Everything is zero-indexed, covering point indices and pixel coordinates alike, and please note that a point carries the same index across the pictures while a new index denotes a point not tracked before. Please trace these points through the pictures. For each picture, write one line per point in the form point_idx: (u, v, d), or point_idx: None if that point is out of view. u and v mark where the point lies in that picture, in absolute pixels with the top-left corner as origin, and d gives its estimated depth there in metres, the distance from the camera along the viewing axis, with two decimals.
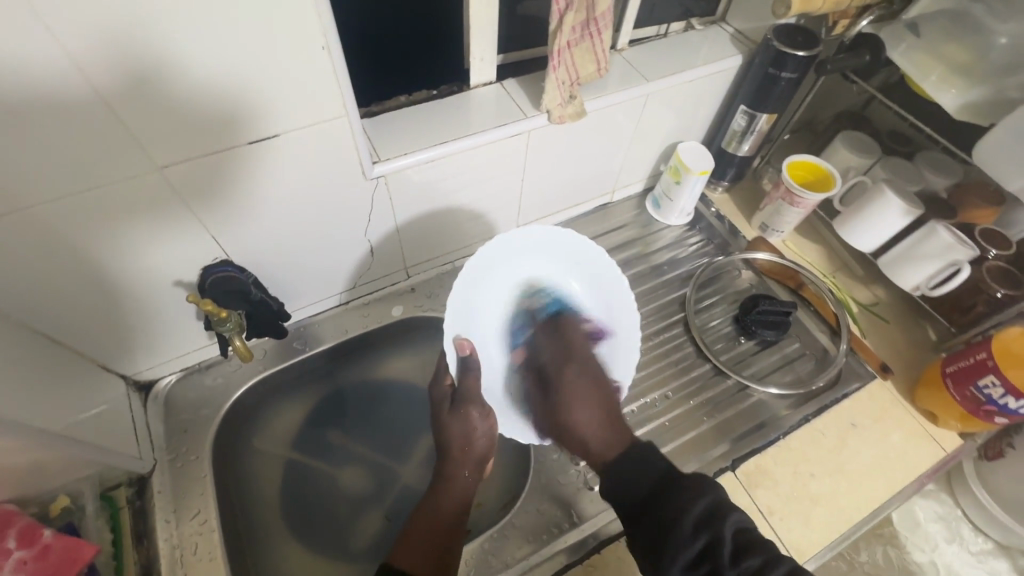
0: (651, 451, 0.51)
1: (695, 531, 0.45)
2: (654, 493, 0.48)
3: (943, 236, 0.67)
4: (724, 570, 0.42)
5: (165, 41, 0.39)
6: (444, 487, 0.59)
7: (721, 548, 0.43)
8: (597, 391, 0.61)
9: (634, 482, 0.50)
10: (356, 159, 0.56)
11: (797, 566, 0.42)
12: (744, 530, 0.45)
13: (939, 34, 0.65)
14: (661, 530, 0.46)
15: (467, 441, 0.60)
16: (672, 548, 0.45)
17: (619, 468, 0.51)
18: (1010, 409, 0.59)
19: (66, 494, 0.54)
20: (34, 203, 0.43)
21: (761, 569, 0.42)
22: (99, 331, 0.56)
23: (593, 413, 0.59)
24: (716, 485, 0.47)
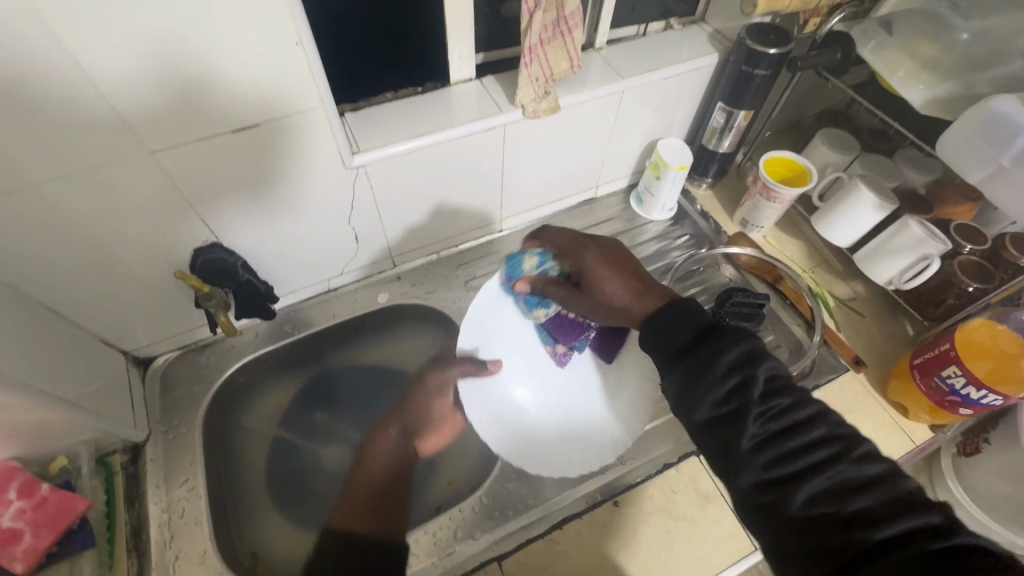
0: (693, 305, 0.51)
1: (732, 371, 0.45)
2: (692, 339, 0.48)
3: (913, 230, 0.68)
4: (754, 407, 0.44)
5: (153, 37, 0.43)
6: (393, 451, 0.71)
7: (754, 387, 0.45)
8: (616, 258, 0.61)
9: (676, 331, 0.50)
10: (336, 149, 0.60)
11: (821, 407, 0.45)
12: (778, 374, 0.46)
13: (910, 32, 0.66)
14: (701, 368, 0.46)
15: (421, 403, 0.75)
16: (707, 386, 0.45)
17: (661, 318, 0.51)
18: (973, 400, 0.59)
19: (63, 455, 0.58)
20: (37, 185, 0.48)
21: (788, 408, 0.44)
22: (100, 306, 0.61)
23: (624, 280, 0.58)
24: (756, 336, 0.48)
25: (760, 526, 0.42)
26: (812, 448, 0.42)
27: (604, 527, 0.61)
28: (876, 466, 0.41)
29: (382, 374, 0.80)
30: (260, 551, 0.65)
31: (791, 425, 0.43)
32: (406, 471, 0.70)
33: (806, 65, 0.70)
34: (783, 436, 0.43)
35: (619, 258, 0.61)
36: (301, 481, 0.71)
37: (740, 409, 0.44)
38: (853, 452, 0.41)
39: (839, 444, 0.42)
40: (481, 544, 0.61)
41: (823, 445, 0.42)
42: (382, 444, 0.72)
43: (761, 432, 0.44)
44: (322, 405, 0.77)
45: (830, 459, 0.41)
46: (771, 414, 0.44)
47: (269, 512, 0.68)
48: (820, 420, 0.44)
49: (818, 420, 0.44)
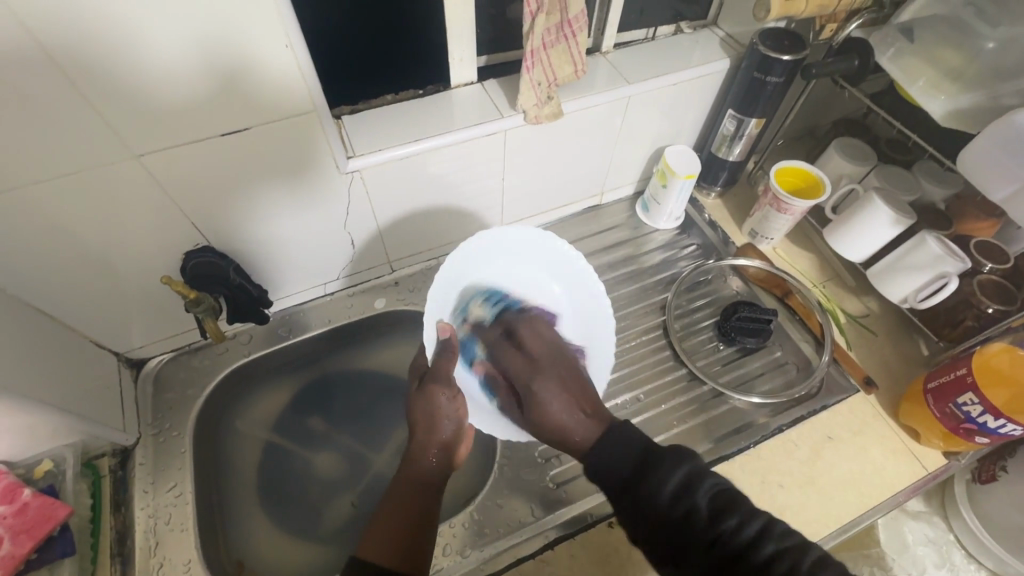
0: (630, 429, 0.51)
1: (673, 500, 0.44)
2: (630, 472, 0.47)
3: (931, 247, 0.65)
4: (703, 535, 0.43)
5: (138, 39, 0.42)
6: (411, 472, 0.55)
7: (701, 509, 0.43)
8: (569, 383, 0.58)
9: (615, 460, 0.49)
10: (329, 154, 0.59)
11: (771, 517, 0.43)
12: (717, 490, 0.45)
13: (933, 40, 0.63)
14: (642, 504, 0.45)
15: (433, 420, 0.56)
16: (659, 519, 0.44)
17: (598, 452, 0.50)
18: (990, 428, 0.57)
19: (48, 459, 0.57)
20: (20, 185, 0.47)
21: (738, 526, 0.42)
22: (90, 307, 0.60)
23: (568, 405, 0.55)
24: (692, 454, 0.47)
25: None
26: (768, 565, 0.40)
27: (598, 549, 0.59)
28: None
29: (377, 381, 0.78)
30: (246, 560, 0.63)
31: (746, 544, 0.41)
32: (433, 499, 0.55)
33: (821, 73, 0.67)
34: (742, 556, 0.41)
35: (567, 382, 0.59)
36: (292, 490, 0.70)
37: (697, 535, 0.43)
38: (806, 563, 0.40)
39: (790, 557, 0.40)
40: (470, 563, 0.58)
41: (778, 560, 0.40)
42: (412, 471, 0.56)
43: (714, 563, 0.42)
44: (316, 410, 0.76)
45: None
46: (723, 535, 0.42)
47: (257, 521, 0.67)
48: (768, 531, 0.42)
49: (769, 535, 0.42)
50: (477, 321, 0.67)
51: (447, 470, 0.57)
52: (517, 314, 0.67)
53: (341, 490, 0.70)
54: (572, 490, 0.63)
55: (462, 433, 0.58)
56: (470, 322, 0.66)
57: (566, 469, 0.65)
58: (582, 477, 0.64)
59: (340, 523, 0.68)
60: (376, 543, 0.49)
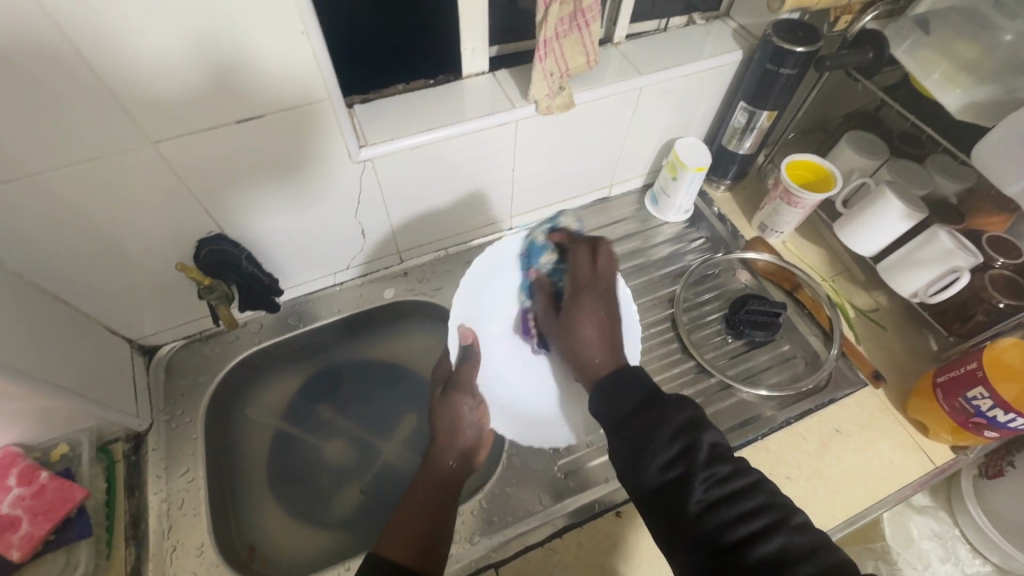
0: (638, 372, 0.53)
1: (673, 438, 0.45)
2: (636, 408, 0.49)
3: (943, 241, 0.65)
4: (698, 471, 0.43)
5: (155, 27, 0.43)
6: (426, 479, 0.58)
7: (698, 452, 0.44)
8: (609, 311, 0.62)
9: (626, 396, 0.51)
10: (343, 143, 0.59)
11: (759, 477, 0.44)
12: (716, 442, 0.46)
13: (950, 33, 0.62)
14: (644, 437, 0.46)
15: (455, 428, 0.61)
16: (650, 450, 0.45)
17: (610, 383, 0.53)
18: (999, 423, 0.57)
19: (64, 443, 0.58)
20: (37, 171, 0.47)
21: (727, 477, 0.43)
22: (105, 294, 0.61)
23: (602, 336, 0.60)
24: (696, 406, 0.48)
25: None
26: (749, 515, 0.41)
27: (606, 538, 0.60)
28: (811, 538, 0.40)
29: (386, 371, 0.79)
30: (258, 544, 0.64)
31: (731, 492, 0.42)
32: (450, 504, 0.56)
33: (835, 65, 0.67)
34: (722, 502, 0.42)
35: (607, 320, 0.61)
36: (302, 477, 0.70)
37: (683, 475, 0.44)
38: (789, 522, 0.40)
39: (775, 512, 0.41)
40: (478, 550, 0.59)
41: (761, 513, 0.41)
42: (431, 475, 0.58)
43: (703, 502, 0.42)
44: (326, 399, 0.76)
45: (768, 527, 0.40)
46: (713, 479, 0.43)
47: (267, 506, 0.67)
48: (758, 490, 0.43)
49: (757, 490, 0.42)
50: (546, 243, 0.70)
51: (466, 473, 0.60)
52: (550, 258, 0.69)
53: (351, 478, 0.71)
54: (580, 480, 0.64)
55: (483, 439, 0.62)
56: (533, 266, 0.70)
57: (573, 460, 0.65)
58: (589, 468, 0.65)
59: (350, 510, 0.68)
60: (396, 539, 0.51)
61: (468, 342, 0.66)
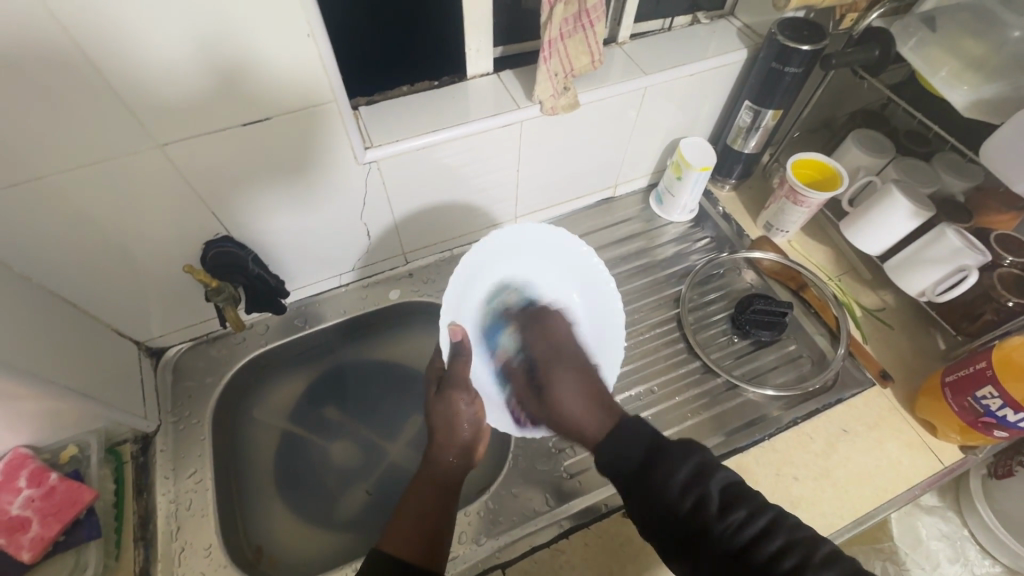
0: (637, 421, 0.52)
1: (683, 491, 0.45)
2: (641, 465, 0.48)
3: (951, 240, 0.64)
4: (713, 524, 0.43)
5: (162, 30, 0.43)
6: (426, 475, 0.58)
7: (709, 503, 0.44)
8: (583, 374, 0.64)
9: (628, 448, 0.49)
10: (348, 145, 0.59)
11: (780, 512, 0.43)
12: (728, 481, 0.45)
13: (957, 30, 0.62)
14: (653, 495, 0.46)
15: (453, 426, 0.59)
16: (663, 509, 0.45)
17: (609, 442, 0.51)
18: (1010, 422, 0.56)
19: (74, 445, 0.59)
20: (46, 174, 0.47)
21: (745, 521, 0.42)
22: (112, 296, 0.61)
23: (581, 395, 0.61)
24: (698, 446, 0.47)
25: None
26: (776, 559, 0.40)
27: (613, 538, 0.60)
28: (842, 569, 0.39)
29: (392, 372, 0.79)
30: (265, 545, 0.64)
31: (754, 537, 0.41)
32: (452, 499, 0.56)
33: (840, 63, 0.66)
34: (749, 550, 0.41)
35: (584, 372, 0.64)
36: (309, 478, 0.71)
37: (701, 528, 0.43)
38: (815, 558, 0.39)
39: (800, 550, 0.40)
40: (485, 551, 0.59)
41: (787, 553, 0.40)
42: (432, 473, 0.58)
43: (726, 553, 0.42)
44: (332, 400, 0.76)
45: (797, 569, 0.39)
46: (730, 528, 0.42)
47: (275, 507, 0.68)
48: (782, 525, 0.42)
49: (778, 529, 0.41)
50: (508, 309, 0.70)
51: (466, 470, 0.60)
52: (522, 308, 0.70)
53: (357, 479, 0.71)
54: (586, 480, 0.64)
55: (480, 433, 0.61)
56: (503, 306, 0.69)
57: (579, 460, 0.65)
58: (594, 468, 0.65)
59: (356, 511, 0.68)
60: (400, 537, 0.51)
61: (459, 339, 0.61)
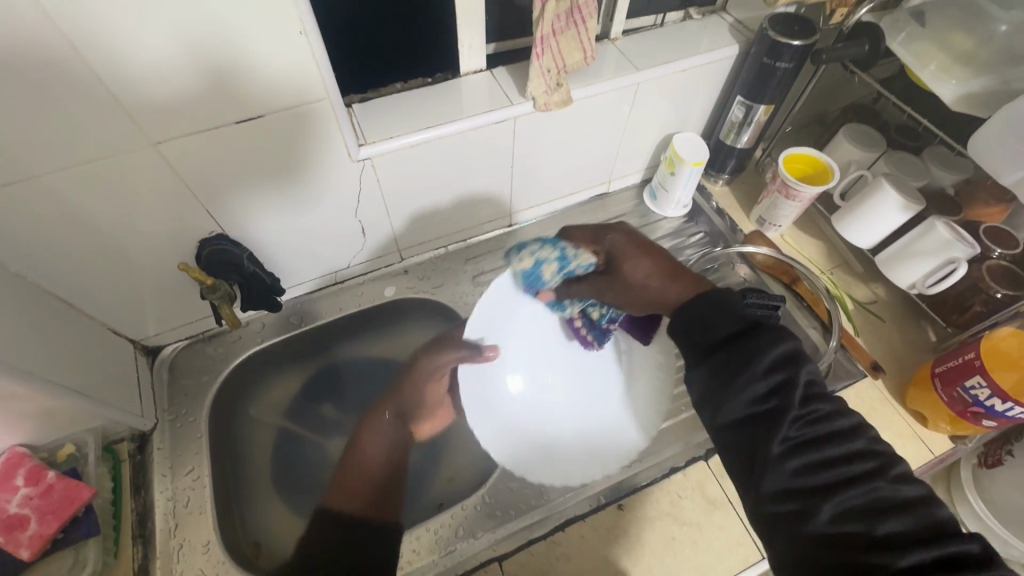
0: (724, 296, 0.50)
1: (773, 372, 0.44)
2: (730, 339, 0.47)
3: (940, 232, 0.65)
4: (793, 409, 0.43)
5: (154, 28, 0.43)
6: None
7: (797, 390, 0.43)
8: (637, 241, 0.61)
9: (723, 321, 0.48)
10: (342, 141, 0.59)
11: (860, 422, 0.44)
12: (814, 380, 0.46)
13: (943, 25, 0.63)
14: (738, 365, 0.45)
15: None
16: (746, 381, 0.45)
17: (691, 310, 0.50)
18: (997, 412, 0.57)
19: (71, 443, 0.59)
20: (40, 172, 0.47)
21: (825, 417, 0.43)
22: (107, 295, 0.61)
23: (649, 265, 0.58)
24: (796, 340, 0.47)
25: (780, 540, 0.41)
26: (847, 459, 0.41)
27: (608, 531, 0.60)
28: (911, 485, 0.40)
29: (388, 368, 0.79)
30: (264, 541, 0.65)
31: (829, 433, 0.42)
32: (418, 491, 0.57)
33: (832, 58, 0.67)
34: (819, 442, 0.42)
35: (636, 240, 0.61)
36: (307, 475, 0.71)
37: (778, 410, 0.43)
38: (890, 472, 0.40)
39: (874, 458, 0.41)
40: (481, 544, 0.60)
41: (860, 455, 0.41)
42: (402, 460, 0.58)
43: (796, 436, 0.42)
44: (329, 397, 0.77)
45: (870, 472, 0.40)
46: (809, 419, 0.43)
47: (273, 504, 0.68)
48: (858, 433, 0.43)
49: (858, 434, 0.43)
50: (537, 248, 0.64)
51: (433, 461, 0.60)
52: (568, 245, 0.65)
53: None
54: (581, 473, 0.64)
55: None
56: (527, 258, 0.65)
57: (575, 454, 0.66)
58: (590, 461, 0.65)
59: None
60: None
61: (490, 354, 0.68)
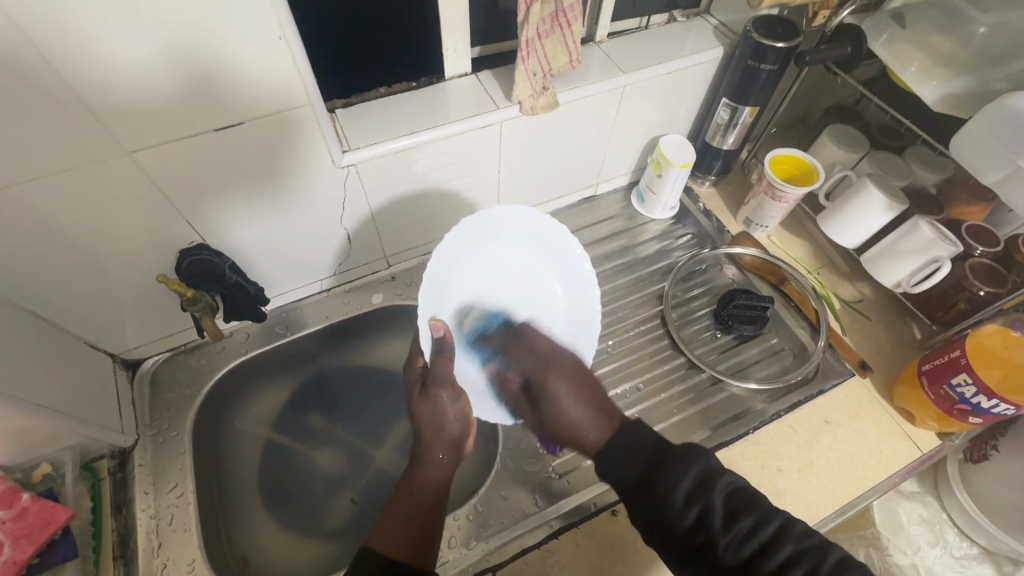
0: (637, 427, 0.52)
1: (689, 500, 0.45)
2: (643, 476, 0.49)
3: (925, 232, 0.65)
4: (720, 534, 0.43)
5: (126, 34, 0.41)
6: (419, 472, 0.57)
7: (715, 513, 0.44)
8: (581, 379, 0.62)
9: (630, 461, 0.50)
10: (324, 146, 0.58)
11: (789, 517, 0.44)
12: (734, 488, 0.46)
13: (924, 27, 0.63)
14: (659, 508, 0.46)
15: (440, 423, 0.58)
16: (669, 526, 0.45)
17: (614, 450, 0.52)
18: (984, 409, 0.58)
19: (46, 462, 0.57)
20: (9, 184, 0.46)
21: (752, 529, 0.43)
22: (84, 308, 0.59)
23: (581, 404, 0.59)
24: (706, 452, 0.48)
25: None
26: (786, 568, 0.41)
27: (602, 537, 0.60)
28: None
29: (376, 376, 0.78)
30: (252, 557, 0.63)
31: (762, 545, 0.42)
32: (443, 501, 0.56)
33: (815, 60, 0.67)
34: (757, 560, 0.42)
35: (580, 378, 0.62)
36: (294, 488, 0.70)
37: (710, 538, 0.44)
38: (824, 567, 0.40)
39: (808, 561, 0.41)
40: (475, 555, 0.59)
41: (795, 564, 0.41)
42: (422, 472, 0.57)
43: (735, 563, 0.42)
44: (316, 406, 0.76)
45: None
46: (739, 537, 0.43)
47: (260, 518, 0.66)
48: (785, 536, 0.42)
49: (786, 536, 0.42)
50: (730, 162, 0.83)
51: (456, 464, 0.59)
52: (504, 335, 0.67)
53: (343, 486, 0.70)
54: (574, 479, 0.64)
55: (469, 427, 0.60)
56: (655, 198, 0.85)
57: (567, 459, 0.66)
58: (583, 466, 0.65)
59: (343, 520, 0.68)
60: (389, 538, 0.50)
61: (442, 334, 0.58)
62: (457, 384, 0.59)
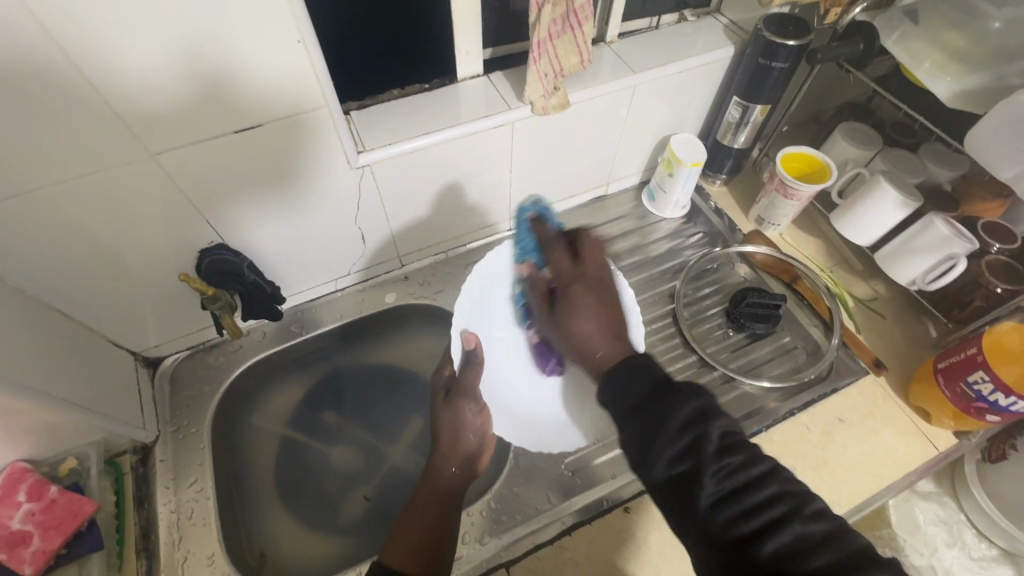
0: (647, 361, 0.49)
1: (682, 429, 0.43)
2: (642, 399, 0.46)
3: (938, 228, 0.65)
4: (709, 464, 0.42)
5: (151, 42, 0.43)
6: (429, 486, 0.58)
7: (706, 446, 0.42)
8: (605, 300, 0.56)
9: (628, 391, 0.47)
10: (340, 148, 0.59)
11: (774, 464, 0.43)
12: (727, 429, 0.44)
13: (937, 22, 0.63)
14: (651, 431, 0.44)
15: (458, 433, 0.61)
16: (656, 448, 0.43)
17: (617, 378, 0.49)
18: (1001, 406, 0.57)
19: (73, 457, 0.59)
20: (40, 186, 0.47)
21: (740, 466, 0.42)
22: (107, 307, 0.61)
23: (601, 322, 0.54)
24: (707, 392, 0.46)
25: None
26: (764, 507, 0.40)
27: (615, 534, 0.60)
28: (826, 524, 0.39)
29: (390, 374, 0.79)
30: (269, 551, 0.65)
31: (747, 484, 0.41)
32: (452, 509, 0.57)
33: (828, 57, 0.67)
34: (737, 496, 0.41)
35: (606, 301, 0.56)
36: (309, 483, 0.71)
37: (696, 468, 0.42)
38: (807, 509, 0.39)
39: (792, 500, 0.40)
40: (488, 550, 0.59)
41: (775, 504, 0.40)
42: (434, 483, 0.58)
43: (716, 494, 0.41)
44: (330, 403, 0.77)
45: (784, 517, 0.39)
46: (726, 471, 0.42)
47: (276, 512, 0.68)
48: (772, 478, 0.42)
49: (771, 479, 0.41)
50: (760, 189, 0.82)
51: (469, 481, 0.60)
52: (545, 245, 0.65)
53: (358, 483, 0.71)
54: (587, 477, 0.64)
55: (484, 447, 0.62)
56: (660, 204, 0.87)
57: (579, 457, 0.66)
58: (595, 464, 0.65)
59: (357, 515, 0.68)
60: (404, 543, 0.52)
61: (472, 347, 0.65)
62: (479, 399, 0.64)
